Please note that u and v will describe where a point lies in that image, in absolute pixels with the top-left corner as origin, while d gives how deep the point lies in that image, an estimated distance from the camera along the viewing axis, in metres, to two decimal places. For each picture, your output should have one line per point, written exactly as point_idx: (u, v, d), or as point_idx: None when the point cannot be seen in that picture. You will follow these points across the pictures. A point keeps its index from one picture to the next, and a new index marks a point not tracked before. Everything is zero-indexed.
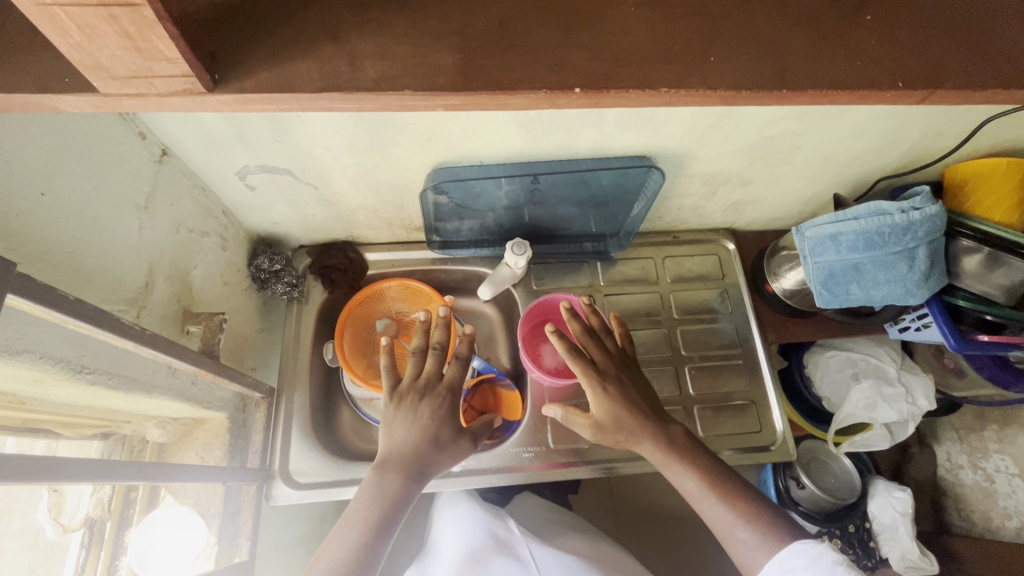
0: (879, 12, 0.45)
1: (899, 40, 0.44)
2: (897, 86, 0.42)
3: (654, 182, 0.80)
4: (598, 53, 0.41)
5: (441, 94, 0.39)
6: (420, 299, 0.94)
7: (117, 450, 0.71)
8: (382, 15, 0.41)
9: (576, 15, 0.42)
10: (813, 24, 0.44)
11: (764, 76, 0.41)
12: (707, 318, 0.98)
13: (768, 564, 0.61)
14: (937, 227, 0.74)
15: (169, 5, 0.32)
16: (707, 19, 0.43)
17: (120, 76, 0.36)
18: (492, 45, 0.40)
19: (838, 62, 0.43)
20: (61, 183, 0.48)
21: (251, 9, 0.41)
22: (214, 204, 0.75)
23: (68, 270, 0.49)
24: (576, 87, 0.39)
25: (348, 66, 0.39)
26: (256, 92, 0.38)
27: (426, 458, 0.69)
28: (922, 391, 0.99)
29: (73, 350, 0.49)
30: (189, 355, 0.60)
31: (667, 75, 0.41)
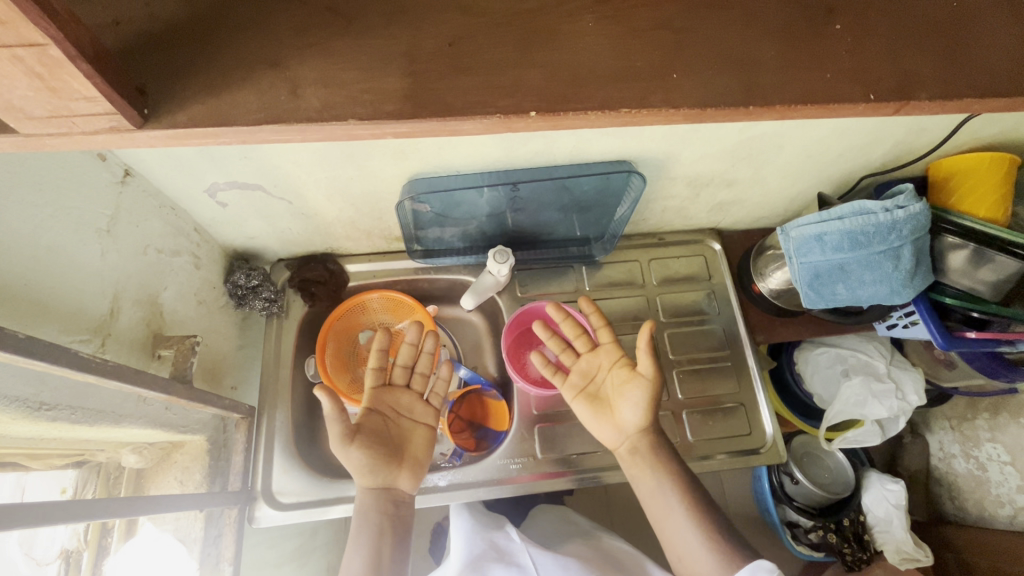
0: (849, 20, 0.43)
1: (869, 50, 0.43)
2: (868, 98, 0.41)
3: (636, 186, 0.79)
4: (555, 74, 0.39)
5: (390, 121, 0.37)
6: (402, 310, 0.92)
7: (93, 479, 0.69)
8: (327, 38, 0.39)
9: (532, 32, 0.40)
10: (780, 35, 0.42)
11: (730, 92, 0.40)
12: (695, 320, 0.97)
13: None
14: (922, 225, 0.73)
15: (80, 42, 0.30)
16: (668, 33, 0.41)
17: (39, 116, 0.34)
18: (443, 68, 0.39)
19: (806, 75, 0.41)
20: (12, 214, 0.46)
21: (185, 33, 0.38)
22: (184, 223, 0.73)
23: (22, 303, 0.47)
24: (533, 110, 0.38)
25: (290, 96, 0.38)
26: (190, 127, 0.37)
27: (395, 481, 0.67)
28: (911, 387, 0.99)
29: (28, 387, 0.47)
30: (158, 382, 0.59)
31: (629, 94, 0.39)
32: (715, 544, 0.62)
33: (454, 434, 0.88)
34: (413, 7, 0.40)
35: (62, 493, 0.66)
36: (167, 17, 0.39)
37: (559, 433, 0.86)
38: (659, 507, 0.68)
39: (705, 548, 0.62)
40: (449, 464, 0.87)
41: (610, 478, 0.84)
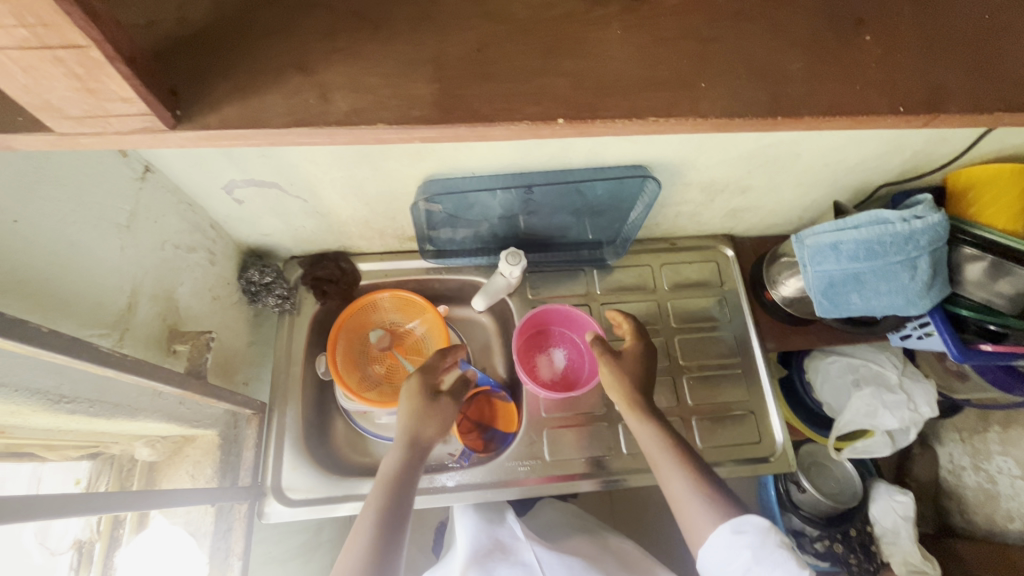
0: (879, 32, 0.43)
1: (900, 62, 0.42)
2: (896, 111, 0.41)
3: (650, 191, 0.79)
4: (581, 81, 0.39)
5: (417, 126, 0.37)
6: (412, 309, 0.92)
7: (108, 470, 0.71)
8: (355, 43, 0.39)
9: (559, 41, 0.40)
10: (811, 46, 0.42)
11: (757, 102, 0.40)
12: (706, 326, 0.97)
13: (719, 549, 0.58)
14: (939, 235, 0.73)
15: (119, 43, 0.31)
16: (697, 41, 0.41)
17: (74, 116, 0.35)
18: (468, 75, 0.39)
19: (836, 86, 0.41)
20: (36, 207, 0.47)
21: (217, 38, 0.39)
22: (201, 218, 0.73)
23: (43, 295, 0.48)
24: (560, 117, 0.38)
25: (318, 100, 0.38)
26: (220, 129, 0.37)
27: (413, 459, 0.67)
28: (923, 398, 0.98)
29: (50, 380, 0.48)
30: (174, 377, 0.59)
31: (657, 103, 0.39)
32: (711, 502, 0.61)
33: (463, 435, 0.87)
34: (440, 13, 0.41)
35: (77, 483, 0.68)
36: (199, 20, 0.39)
37: (568, 437, 0.86)
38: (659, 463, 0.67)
39: (695, 504, 0.62)
40: (455, 464, 0.86)
41: (618, 483, 0.83)
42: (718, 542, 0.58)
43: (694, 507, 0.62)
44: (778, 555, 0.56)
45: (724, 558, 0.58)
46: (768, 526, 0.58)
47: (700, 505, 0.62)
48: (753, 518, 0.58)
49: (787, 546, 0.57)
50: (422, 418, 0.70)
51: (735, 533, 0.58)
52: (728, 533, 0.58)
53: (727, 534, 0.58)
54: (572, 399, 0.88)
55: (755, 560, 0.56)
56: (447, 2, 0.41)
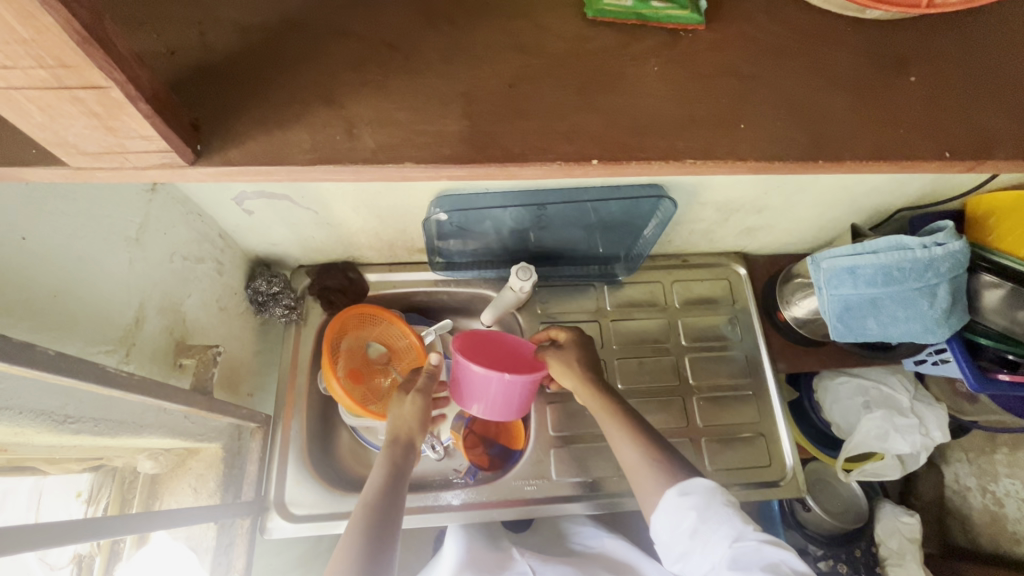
0: (923, 72, 0.42)
1: (943, 104, 0.41)
2: (943, 156, 0.39)
3: (665, 210, 0.78)
4: (617, 120, 0.38)
5: (446, 165, 0.36)
6: (370, 323, 0.82)
7: (109, 483, 0.70)
8: (385, 76, 0.38)
9: (593, 77, 0.39)
10: (854, 85, 0.41)
11: (797, 144, 0.39)
12: (717, 345, 0.96)
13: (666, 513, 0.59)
14: (959, 263, 0.72)
15: (141, 82, 0.30)
16: (736, 78, 0.40)
17: (91, 151, 0.35)
18: (501, 110, 0.38)
19: (877, 129, 0.40)
20: (44, 225, 0.47)
21: (238, 67, 0.38)
22: (209, 228, 0.71)
23: (51, 314, 0.47)
24: (595, 159, 0.37)
25: (344, 135, 0.37)
26: (241, 165, 0.36)
27: (400, 458, 0.66)
28: (935, 423, 0.97)
29: (55, 400, 0.48)
30: (180, 395, 0.58)
31: (696, 143, 0.38)
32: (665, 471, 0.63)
33: (468, 451, 0.87)
34: (472, 44, 0.40)
35: (78, 495, 0.68)
36: (222, 48, 0.38)
37: (576, 456, 0.84)
38: (617, 442, 0.67)
39: (649, 476, 0.63)
40: (461, 480, 0.87)
41: (626, 505, 0.82)
42: (666, 506, 0.60)
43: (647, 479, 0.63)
44: (723, 512, 0.57)
45: (672, 523, 0.59)
46: (713, 488, 0.59)
47: (652, 475, 0.63)
48: (699, 480, 0.60)
49: (733, 506, 0.58)
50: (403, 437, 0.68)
51: (681, 494, 0.59)
52: (674, 496, 0.59)
53: (673, 497, 0.59)
54: (578, 416, 0.86)
55: (700, 519, 0.57)
56: (479, 33, 0.40)
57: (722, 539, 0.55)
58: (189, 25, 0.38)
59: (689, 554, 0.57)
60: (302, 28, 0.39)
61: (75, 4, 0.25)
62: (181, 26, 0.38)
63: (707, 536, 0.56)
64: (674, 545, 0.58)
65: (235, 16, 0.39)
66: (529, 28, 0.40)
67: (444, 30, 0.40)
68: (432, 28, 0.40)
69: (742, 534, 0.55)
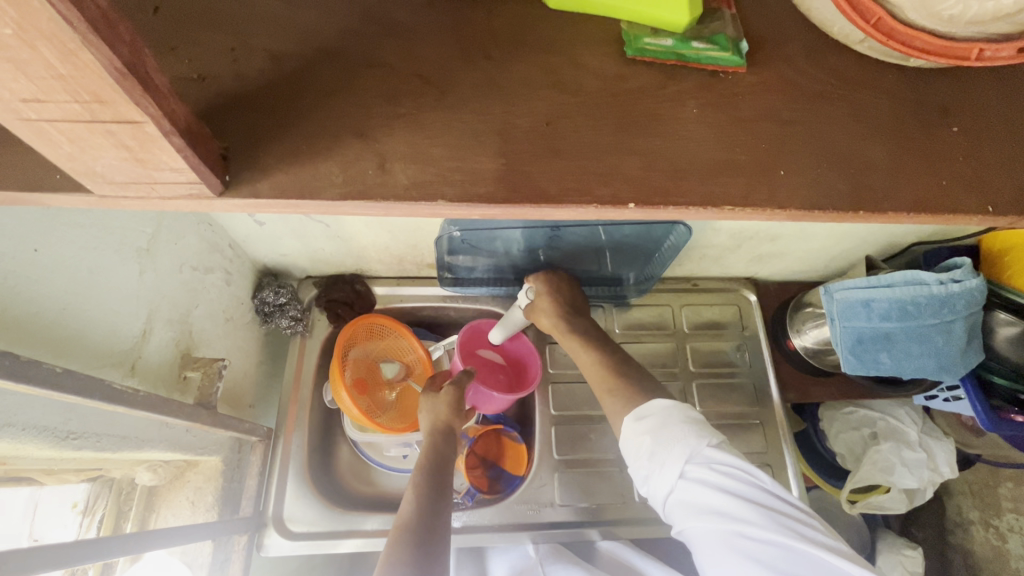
0: (965, 122, 0.42)
1: (985, 157, 0.41)
2: (985, 211, 0.39)
3: (680, 235, 0.77)
4: (656, 162, 0.38)
5: (478, 203, 0.36)
6: (376, 334, 0.81)
7: (105, 493, 0.69)
8: (419, 110, 0.38)
9: (631, 118, 0.39)
10: (896, 134, 0.41)
11: (839, 194, 0.38)
12: (725, 372, 0.94)
13: (629, 438, 0.62)
14: (976, 300, 0.71)
15: (175, 116, 0.30)
16: (776, 124, 0.40)
17: (118, 181, 0.34)
18: (537, 149, 0.37)
19: (918, 179, 0.40)
20: (56, 239, 0.46)
21: (268, 96, 0.37)
22: (220, 238, 0.70)
23: (60, 330, 0.46)
24: (631, 202, 0.36)
25: (376, 169, 0.36)
26: (271, 197, 0.35)
27: (442, 450, 0.66)
28: (944, 458, 0.96)
29: (58, 417, 0.47)
30: (184, 410, 0.57)
31: (734, 189, 0.38)
32: (629, 405, 0.67)
33: (469, 472, 0.85)
34: (509, 80, 0.39)
35: (74, 506, 0.67)
36: (253, 75, 0.38)
37: (580, 481, 0.83)
38: (591, 372, 0.73)
39: (612, 399, 0.69)
40: (459, 501, 0.84)
41: (630, 532, 0.81)
42: (628, 435, 0.63)
43: (615, 405, 0.68)
44: (676, 430, 0.59)
45: (635, 449, 0.61)
46: (667, 408, 0.62)
47: (617, 403, 0.68)
48: (654, 404, 0.63)
49: (687, 421, 0.60)
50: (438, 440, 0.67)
51: (637, 420, 0.62)
52: (631, 422, 0.63)
53: (631, 424, 0.63)
54: (582, 439, 0.85)
55: (655, 441, 0.59)
56: (516, 69, 0.40)
57: (677, 459, 0.57)
58: (222, 52, 0.38)
59: (650, 476, 0.59)
60: (334, 56, 0.39)
61: (115, 39, 0.24)
62: (214, 53, 0.38)
63: (664, 457, 0.58)
64: (637, 467, 0.61)
65: (267, 43, 0.39)
66: (565, 66, 0.40)
67: (481, 64, 0.39)
68: (468, 61, 0.40)
69: (695, 451, 0.57)
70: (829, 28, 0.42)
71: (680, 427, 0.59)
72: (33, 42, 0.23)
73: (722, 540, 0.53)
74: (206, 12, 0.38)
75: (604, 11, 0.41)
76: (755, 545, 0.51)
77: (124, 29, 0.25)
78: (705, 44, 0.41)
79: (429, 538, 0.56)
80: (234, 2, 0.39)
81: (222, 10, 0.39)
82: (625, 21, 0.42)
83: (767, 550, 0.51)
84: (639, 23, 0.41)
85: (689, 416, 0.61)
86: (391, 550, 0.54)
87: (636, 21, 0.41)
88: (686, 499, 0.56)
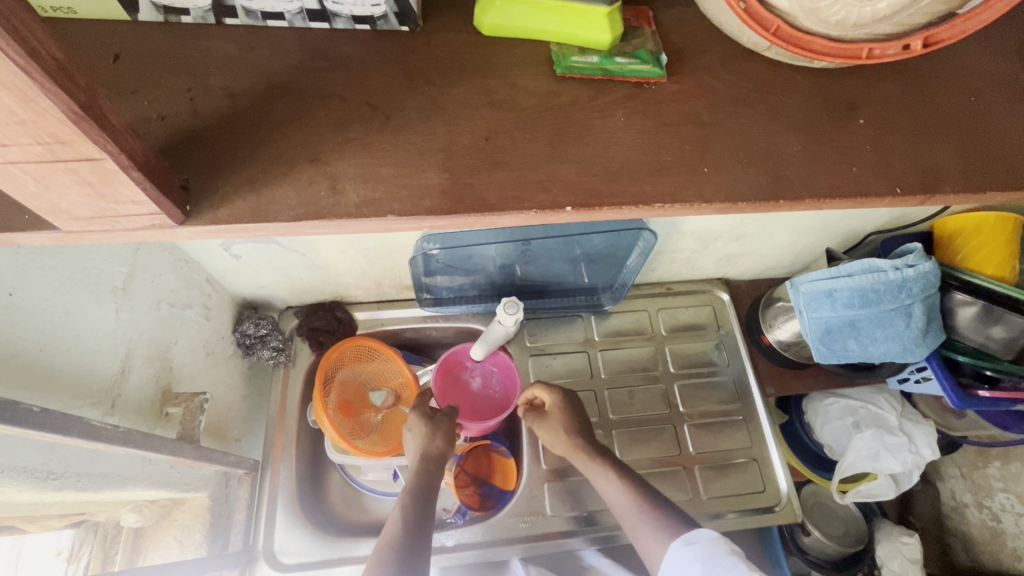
0: (871, 114, 0.45)
1: (891, 143, 0.44)
2: (894, 192, 0.42)
3: (646, 241, 0.80)
4: (590, 169, 0.40)
5: (427, 217, 0.38)
6: (364, 357, 0.82)
7: (90, 539, 0.70)
8: (367, 134, 0.40)
9: (567, 129, 0.42)
10: (809, 128, 0.44)
11: (760, 185, 0.41)
12: (705, 371, 0.96)
13: (672, 561, 0.58)
14: (931, 283, 0.74)
15: (133, 153, 0.32)
16: (698, 126, 0.43)
17: (82, 217, 0.36)
18: (480, 164, 0.40)
19: (833, 167, 0.43)
20: (29, 280, 0.47)
21: (225, 130, 0.39)
22: (197, 274, 0.71)
23: (33, 370, 0.47)
24: (568, 205, 0.39)
25: (329, 192, 0.38)
26: (229, 223, 0.37)
27: (428, 481, 0.64)
28: (924, 440, 0.95)
29: (37, 457, 0.48)
30: (166, 444, 0.57)
31: (664, 188, 0.40)
32: (660, 523, 0.62)
33: (458, 490, 0.84)
34: (450, 103, 0.42)
35: (59, 553, 0.69)
36: (210, 112, 0.40)
37: (570, 491, 0.83)
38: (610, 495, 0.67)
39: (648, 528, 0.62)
40: (452, 520, 0.84)
41: (624, 539, 0.81)
42: (672, 559, 0.58)
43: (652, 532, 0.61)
44: (728, 562, 0.55)
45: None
46: (718, 537, 0.57)
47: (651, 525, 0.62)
48: (703, 529, 0.58)
49: (736, 552, 0.56)
50: (427, 440, 0.67)
51: (686, 545, 0.58)
52: (679, 546, 0.58)
53: (678, 548, 0.58)
54: None
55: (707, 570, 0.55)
56: (457, 92, 0.42)
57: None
58: (180, 93, 0.40)
59: None
60: (286, 92, 0.41)
61: (71, 87, 0.27)
62: (172, 94, 0.40)
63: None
64: None
65: (222, 82, 0.41)
66: (502, 86, 0.43)
67: (423, 90, 0.42)
68: (413, 88, 0.42)
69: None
70: (739, 37, 0.45)
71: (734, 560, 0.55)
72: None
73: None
74: (166, 59, 0.41)
75: (534, 35, 0.44)
76: None
77: (80, 78, 0.27)
78: (629, 57, 0.44)
79: (409, 564, 0.54)
80: (191, 48, 0.42)
81: (180, 57, 0.41)
82: (555, 42, 0.45)
83: None
84: (566, 44, 0.44)
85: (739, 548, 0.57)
86: (379, 558, 0.54)
87: (564, 42, 0.45)
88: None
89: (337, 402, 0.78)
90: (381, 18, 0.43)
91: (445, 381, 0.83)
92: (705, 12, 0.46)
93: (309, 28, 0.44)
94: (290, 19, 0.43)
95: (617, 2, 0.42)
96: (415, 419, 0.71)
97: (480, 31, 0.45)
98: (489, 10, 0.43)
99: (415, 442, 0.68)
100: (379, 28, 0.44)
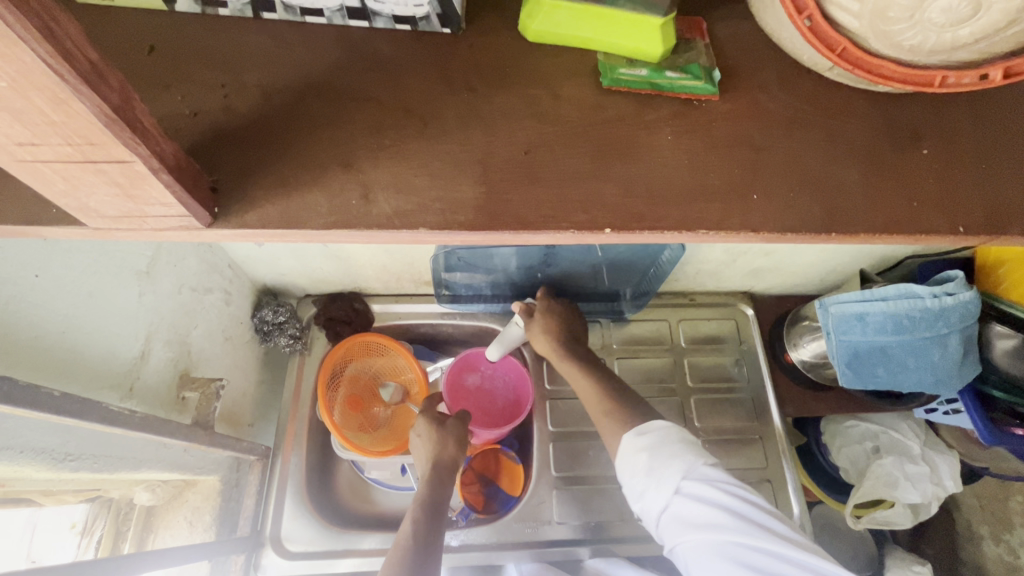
0: (936, 144, 0.43)
1: (958, 178, 0.42)
2: (956, 232, 0.40)
3: (673, 250, 0.78)
4: (632, 189, 0.39)
5: (458, 231, 0.37)
6: (374, 353, 0.82)
7: (103, 514, 0.71)
8: (402, 141, 0.39)
9: (610, 145, 0.40)
10: (867, 157, 0.42)
11: (812, 216, 0.39)
12: (725, 387, 0.94)
13: (624, 449, 0.62)
14: (970, 313, 0.71)
15: (165, 155, 0.31)
16: (749, 149, 0.41)
17: (109, 215, 0.36)
18: (517, 178, 0.38)
19: (892, 202, 0.40)
20: (56, 263, 0.47)
21: (257, 130, 0.39)
22: (220, 259, 0.71)
23: (56, 355, 0.48)
24: (607, 227, 0.38)
25: (360, 200, 0.37)
26: (259, 229, 0.37)
27: (439, 490, 0.64)
28: (947, 471, 0.93)
29: (56, 439, 0.48)
30: (181, 430, 0.58)
31: (708, 214, 0.39)
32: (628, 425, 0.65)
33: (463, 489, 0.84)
34: (489, 112, 0.40)
35: (72, 526, 0.71)
36: (243, 110, 0.39)
37: (579, 498, 0.82)
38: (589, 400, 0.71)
39: (613, 425, 0.66)
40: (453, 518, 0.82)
41: (629, 550, 0.80)
42: (625, 448, 0.62)
43: (613, 429, 0.66)
44: (675, 448, 0.59)
45: (631, 462, 0.61)
46: (668, 428, 0.62)
47: (613, 421, 0.67)
48: (656, 422, 0.63)
49: (685, 441, 0.60)
50: (437, 446, 0.67)
51: (638, 436, 0.62)
52: (632, 437, 0.62)
53: (631, 440, 0.62)
54: (582, 454, 0.84)
55: (653, 457, 0.59)
56: (497, 101, 0.41)
57: (674, 474, 0.57)
58: (213, 89, 0.39)
59: (645, 492, 0.58)
60: (320, 92, 0.40)
61: (104, 89, 0.26)
62: (204, 89, 0.39)
63: (661, 472, 0.58)
64: (633, 484, 0.60)
65: (257, 79, 0.40)
66: (544, 97, 0.41)
67: (463, 97, 0.41)
68: (451, 93, 0.41)
69: (692, 466, 0.57)
70: (799, 56, 0.43)
71: (679, 446, 0.59)
72: (25, 95, 0.24)
73: (719, 551, 0.52)
74: (199, 51, 0.40)
75: (582, 43, 0.43)
76: (749, 557, 0.51)
77: (115, 79, 0.27)
78: (680, 73, 0.42)
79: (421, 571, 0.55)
80: (228, 40, 0.41)
81: (216, 51, 0.40)
82: (603, 52, 0.43)
83: (756, 559, 0.51)
84: (615, 54, 0.43)
85: (688, 437, 0.61)
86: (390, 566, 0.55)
87: (611, 53, 0.43)
88: (683, 514, 0.55)
89: (343, 398, 0.78)
90: (423, 18, 0.42)
91: (451, 376, 0.82)
92: (764, 28, 0.44)
93: (348, 26, 0.43)
94: (329, 16, 0.42)
95: (673, 14, 0.41)
96: (422, 422, 0.70)
97: (524, 37, 0.44)
98: (536, 15, 0.42)
99: (425, 447, 0.68)
100: (420, 29, 0.43)
